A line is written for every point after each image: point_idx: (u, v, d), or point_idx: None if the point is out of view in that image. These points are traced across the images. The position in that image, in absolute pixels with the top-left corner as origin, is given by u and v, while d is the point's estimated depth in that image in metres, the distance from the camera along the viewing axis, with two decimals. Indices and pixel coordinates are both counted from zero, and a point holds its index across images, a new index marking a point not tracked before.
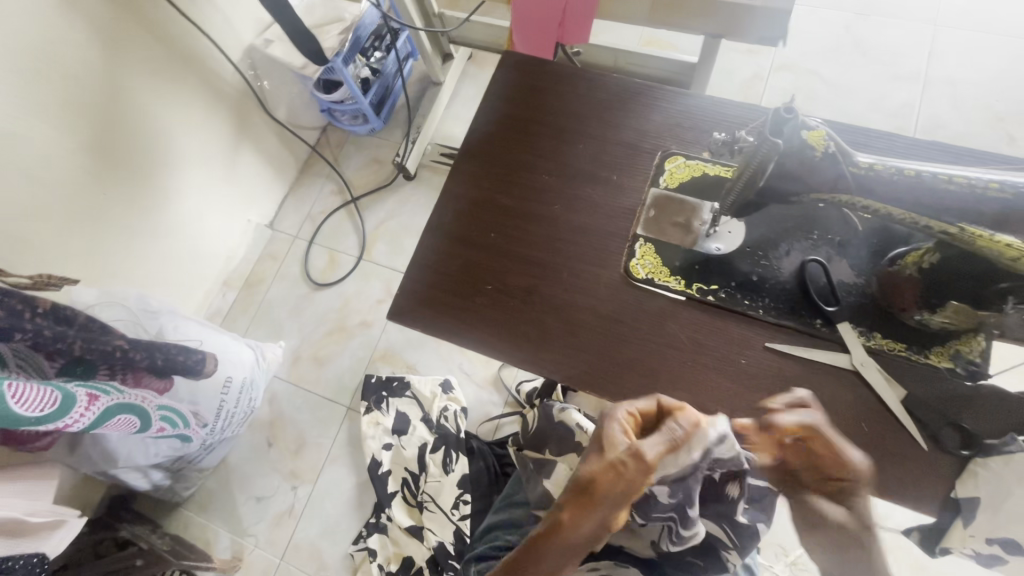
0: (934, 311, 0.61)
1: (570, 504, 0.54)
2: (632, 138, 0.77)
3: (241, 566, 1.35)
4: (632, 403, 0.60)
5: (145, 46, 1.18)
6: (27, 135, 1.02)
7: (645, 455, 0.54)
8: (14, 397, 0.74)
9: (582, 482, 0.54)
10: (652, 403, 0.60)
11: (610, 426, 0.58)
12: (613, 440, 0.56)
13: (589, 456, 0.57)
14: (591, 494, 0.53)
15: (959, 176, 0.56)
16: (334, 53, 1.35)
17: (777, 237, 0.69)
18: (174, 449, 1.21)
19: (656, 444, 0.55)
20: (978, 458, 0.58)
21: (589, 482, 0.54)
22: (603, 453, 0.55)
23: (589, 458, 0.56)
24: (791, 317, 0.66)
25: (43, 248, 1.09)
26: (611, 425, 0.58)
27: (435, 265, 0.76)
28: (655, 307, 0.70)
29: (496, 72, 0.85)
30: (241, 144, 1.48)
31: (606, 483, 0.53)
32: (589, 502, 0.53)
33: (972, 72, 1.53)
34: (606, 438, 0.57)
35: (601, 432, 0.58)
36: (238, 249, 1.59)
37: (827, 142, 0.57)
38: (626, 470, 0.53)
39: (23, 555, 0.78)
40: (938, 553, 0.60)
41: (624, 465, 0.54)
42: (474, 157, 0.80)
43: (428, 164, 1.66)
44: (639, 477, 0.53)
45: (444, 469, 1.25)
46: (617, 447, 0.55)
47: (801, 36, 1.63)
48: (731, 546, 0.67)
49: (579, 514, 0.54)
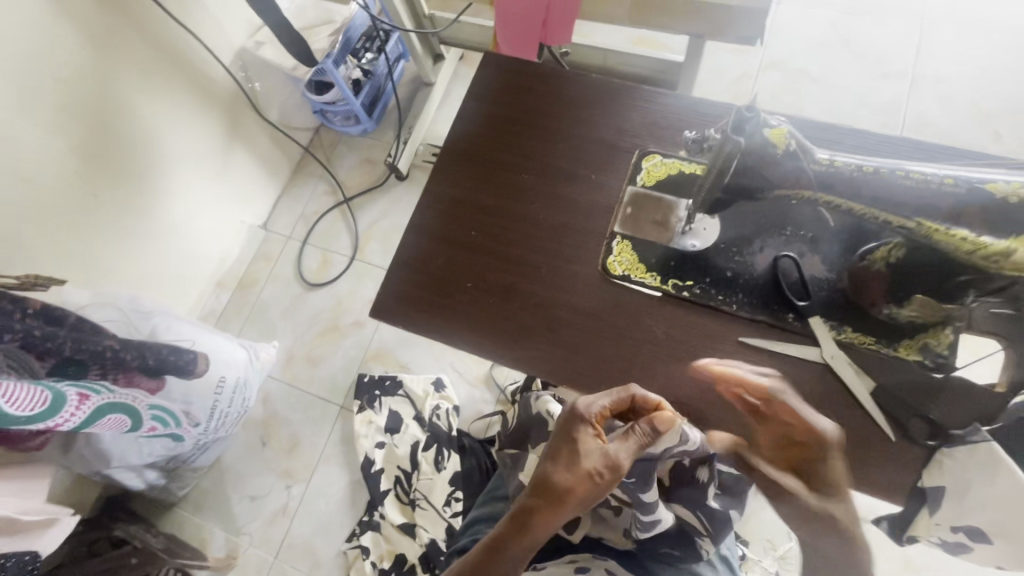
0: (901, 304, 0.63)
1: (547, 507, 0.59)
2: (610, 137, 0.79)
3: (235, 565, 1.36)
4: (604, 399, 0.62)
5: (137, 50, 1.19)
6: (19, 137, 1.03)
7: (620, 465, 0.59)
8: (4, 397, 0.76)
9: (560, 490, 0.58)
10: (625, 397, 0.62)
11: (584, 430, 0.61)
12: (587, 447, 0.60)
13: (565, 462, 0.60)
14: (569, 500, 0.58)
15: (915, 173, 0.57)
16: (324, 55, 1.36)
17: (751, 233, 0.71)
18: (168, 448, 1.22)
19: (629, 450, 0.60)
20: (943, 448, 0.59)
21: (565, 492, 0.58)
22: (581, 462, 0.59)
23: (565, 464, 0.60)
24: (764, 311, 0.68)
25: (34, 251, 1.10)
26: (585, 428, 0.61)
27: (418, 264, 0.77)
28: (631, 303, 0.71)
29: (478, 73, 0.86)
30: (233, 146, 1.50)
31: (583, 490, 0.58)
32: (567, 508, 0.59)
33: (958, 69, 1.54)
34: (581, 445, 0.60)
35: (576, 437, 0.61)
36: (232, 251, 1.60)
37: (788, 139, 0.59)
38: (602, 479, 0.58)
39: (15, 554, 0.80)
40: (906, 542, 0.61)
41: (599, 478, 0.58)
42: (457, 157, 0.82)
43: (420, 164, 1.67)
44: (612, 481, 0.59)
45: (436, 467, 1.28)
46: (593, 455, 0.59)
47: (791, 34, 1.64)
48: (704, 533, 0.69)
49: (556, 515, 0.59)
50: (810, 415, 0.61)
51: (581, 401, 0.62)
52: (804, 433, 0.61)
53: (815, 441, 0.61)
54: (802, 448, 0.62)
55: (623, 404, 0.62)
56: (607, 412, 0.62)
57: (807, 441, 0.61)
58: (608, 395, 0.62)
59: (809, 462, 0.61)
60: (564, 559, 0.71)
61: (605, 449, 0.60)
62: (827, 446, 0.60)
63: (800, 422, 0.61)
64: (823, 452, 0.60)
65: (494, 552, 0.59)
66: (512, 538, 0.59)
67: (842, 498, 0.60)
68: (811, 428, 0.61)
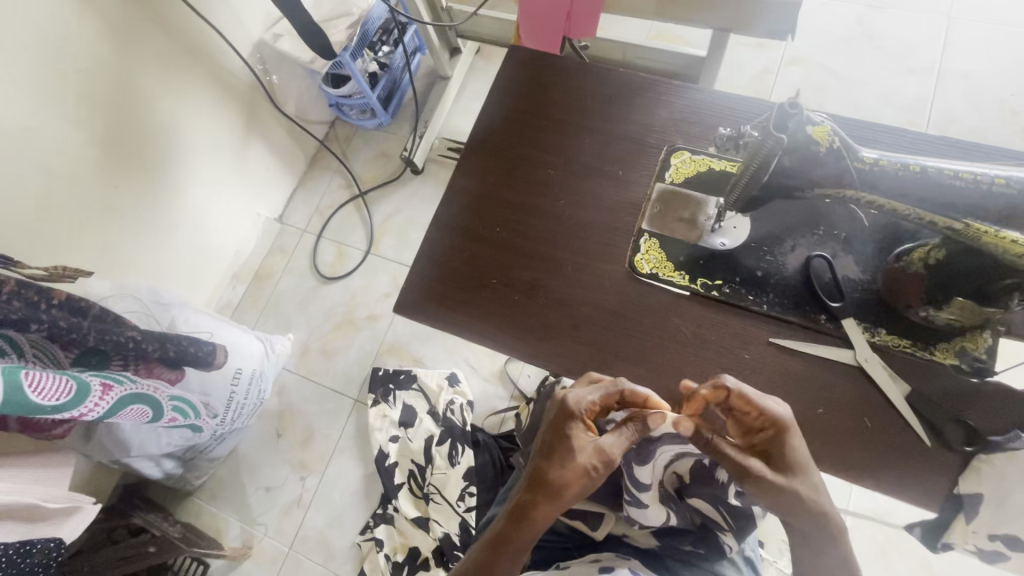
0: (939, 307, 0.61)
1: (541, 504, 0.58)
2: (638, 132, 0.77)
3: (251, 554, 1.38)
4: (593, 393, 0.62)
5: (155, 41, 1.19)
6: (43, 130, 1.04)
7: (613, 459, 0.58)
8: (30, 386, 0.75)
9: (555, 486, 0.57)
10: (613, 392, 0.62)
11: (575, 425, 0.60)
12: (580, 441, 0.59)
13: (558, 459, 0.59)
14: (564, 496, 0.57)
15: (966, 172, 0.56)
16: (342, 48, 1.35)
17: (782, 232, 0.69)
18: (186, 438, 1.23)
19: (622, 443, 0.59)
20: (981, 455, 0.58)
21: (559, 486, 0.57)
22: (574, 458, 0.58)
23: (557, 460, 0.59)
24: (795, 312, 0.66)
25: (56, 240, 1.10)
26: (576, 423, 0.60)
27: (440, 259, 0.77)
28: (659, 302, 0.70)
29: (502, 67, 0.85)
30: (250, 138, 1.50)
31: (577, 486, 0.57)
32: (561, 503, 0.58)
33: (986, 65, 1.50)
34: (573, 442, 0.59)
35: (567, 433, 0.60)
36: (248, 243, 1.61)
37: (831, 137, 0.58)
38: (596, 474, 0.58)
39: (40, 540, 0.79)
40: (940, 549, 0.60)
41: (593, 472, 0.57)
42: (481, 152, 0.81)
43: (435, 158, 1.67)
44: (604, 476, 0.58)
45: (450, 461, 1.26)
46: (586, 450, 0.58)
47: (814, 29, 1.61)
48: (727, 528, 0.68)
49: (550, 512, 0.58)
50: (760, 399, 0.57)
51: (572, 396, 0.62)
52: (760, 419, 0.57)
53: (772, 426, 0.57)
54: (760, 435, 0.58)
55: (611, 398, 0.62)
56: (596, 406, 0.62)
57: (767, 426, 0.57)
58: (598, 391, 0.62)
59: (770, 449, 0.57)
60: (588, 557, 0.71)
61: (598, 444, 0.58)
62: (786, 430, 0.56)
63: (752, 403, 0.57)
64: (783, 434, 0.56)
65: (491, 553, 0.58)
66: (509, 536, 0.58)
67: (811, 481, 0.56)
68: (767, 413, 0.57)
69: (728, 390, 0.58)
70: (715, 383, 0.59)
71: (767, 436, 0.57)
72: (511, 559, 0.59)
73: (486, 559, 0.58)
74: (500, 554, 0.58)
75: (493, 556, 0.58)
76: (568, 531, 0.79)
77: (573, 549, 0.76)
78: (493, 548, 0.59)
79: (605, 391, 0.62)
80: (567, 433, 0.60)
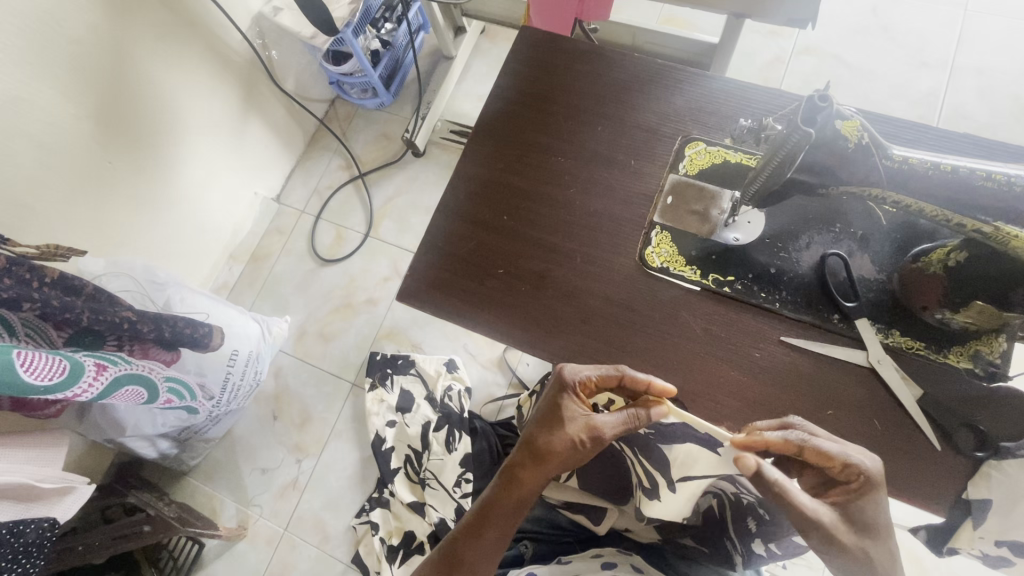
0: (957, 310, 0.60)
1: (528, 466, 0.62)
2: (653, 121, 0.75)
3: (246, 534, 1.38)
4: (590, 370, 0.62)
5: (150, 10, 1.14)
6: (33, 101, 1.00)
7: (599, 434, 0.59)
8: (23, 366, 0.72)
9: (540, 450, 0.61)
10: (612, 375, 0.61)
11: (568, 397, 0.62)
12: (571, 412, 0.61)
13: (549, 426, 0.62)
14: (550, 461, 0.61)
15: (997, 174, 0.54)
16: (345, 24, 1.30)
17: (798, 228, 0.68)
18: (181, 419, 1.22)
19: (613, 422, 0.59)
20: (992, 461, 0.58)
21: (544, 451, 0.61)
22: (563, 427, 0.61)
23: (548, 427, 0.62)
24: (808, 311, 0.65)
25: (49, 217, 1.07)
26: (569, 395, 0.62)
27: (444, 246, 0.75)
28: (669, 296, 0.69)
29: (512, 48, 0.82)
30: (248, 115, 1.46)
31: (565, 455, 0.60)
32: (546, 466, 0.61)
33: (1001, 61, 1.47)
34: (566, 412, 0.61)
35: (559, 403, 0.62)
36: (245, 223, 1.58)
37: (860, 132, 0.56)
38: (582, 447, 0.59)
39: (35, 522, 0.76)
40: (947, 552, 0.60)
41: (580, 444, 0.60)
42: (489, 136, 0.78)
43: (437, 141, 1.63)
44: (593, 450, 0.60)
45: (447, 447, 1.22)
46: (575, 420, 0.61)
47: (828, 19, 1.57)
48: (737, 552, 0.67)
49: (537, 476, 0.62)
50: (843, 452, 0.54)
51: (568, 368, 0.63)
52: (844, 473, 0.54)
53: (859, 479, 0.54)
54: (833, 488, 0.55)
55: (609, 380, 0.61)
56: (591, 383, 0.62)
57: (853, 480, 0.54)
58: (596, 369, 0.62)
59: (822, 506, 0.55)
60: (589, 552, 0.71)
61: (588, 419, 0.60)
62: (865, 486, 0.54)
63: (833, 461, 0.54)
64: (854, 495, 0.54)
65: (484, 511, 0.63)
66: (500, 496, 0.63)
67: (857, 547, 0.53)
68: (850, 467, 0.54)
69: (799, 448, 0.55)
70: (785, 438, 0.55)
71: (851, 489, 0.55)
72: (501, 518, 0.63)
73: (479, 515, 0.64)
74: (492, 513, 0.63)
75: (484, 513, 0.63)
76: (570, 525, 0.81)
77: (575, 543, 0.79)
78: (488, 507, 0.63)
79: (603, 371, 0.61)
80: (559, 403, 0.62)
